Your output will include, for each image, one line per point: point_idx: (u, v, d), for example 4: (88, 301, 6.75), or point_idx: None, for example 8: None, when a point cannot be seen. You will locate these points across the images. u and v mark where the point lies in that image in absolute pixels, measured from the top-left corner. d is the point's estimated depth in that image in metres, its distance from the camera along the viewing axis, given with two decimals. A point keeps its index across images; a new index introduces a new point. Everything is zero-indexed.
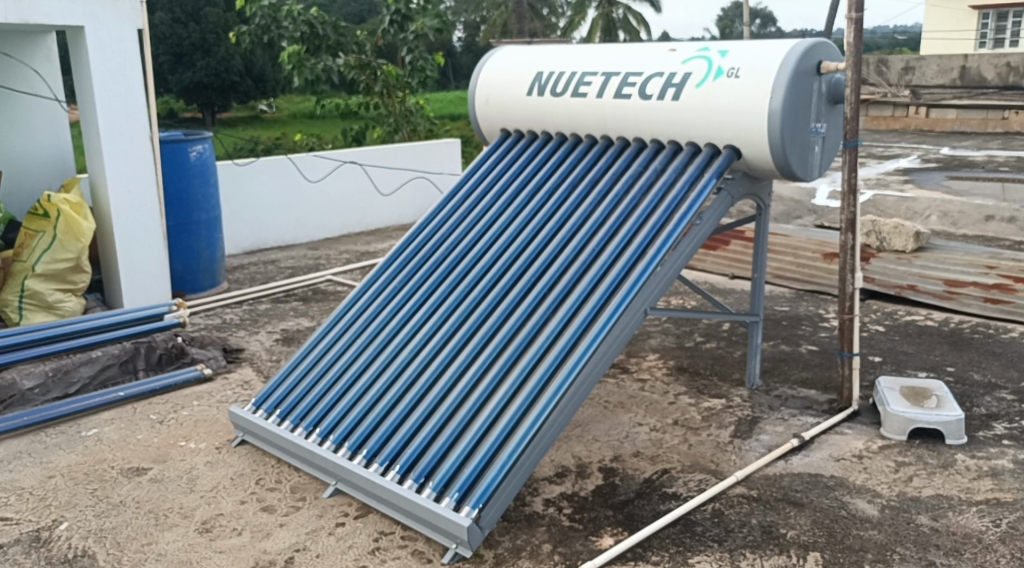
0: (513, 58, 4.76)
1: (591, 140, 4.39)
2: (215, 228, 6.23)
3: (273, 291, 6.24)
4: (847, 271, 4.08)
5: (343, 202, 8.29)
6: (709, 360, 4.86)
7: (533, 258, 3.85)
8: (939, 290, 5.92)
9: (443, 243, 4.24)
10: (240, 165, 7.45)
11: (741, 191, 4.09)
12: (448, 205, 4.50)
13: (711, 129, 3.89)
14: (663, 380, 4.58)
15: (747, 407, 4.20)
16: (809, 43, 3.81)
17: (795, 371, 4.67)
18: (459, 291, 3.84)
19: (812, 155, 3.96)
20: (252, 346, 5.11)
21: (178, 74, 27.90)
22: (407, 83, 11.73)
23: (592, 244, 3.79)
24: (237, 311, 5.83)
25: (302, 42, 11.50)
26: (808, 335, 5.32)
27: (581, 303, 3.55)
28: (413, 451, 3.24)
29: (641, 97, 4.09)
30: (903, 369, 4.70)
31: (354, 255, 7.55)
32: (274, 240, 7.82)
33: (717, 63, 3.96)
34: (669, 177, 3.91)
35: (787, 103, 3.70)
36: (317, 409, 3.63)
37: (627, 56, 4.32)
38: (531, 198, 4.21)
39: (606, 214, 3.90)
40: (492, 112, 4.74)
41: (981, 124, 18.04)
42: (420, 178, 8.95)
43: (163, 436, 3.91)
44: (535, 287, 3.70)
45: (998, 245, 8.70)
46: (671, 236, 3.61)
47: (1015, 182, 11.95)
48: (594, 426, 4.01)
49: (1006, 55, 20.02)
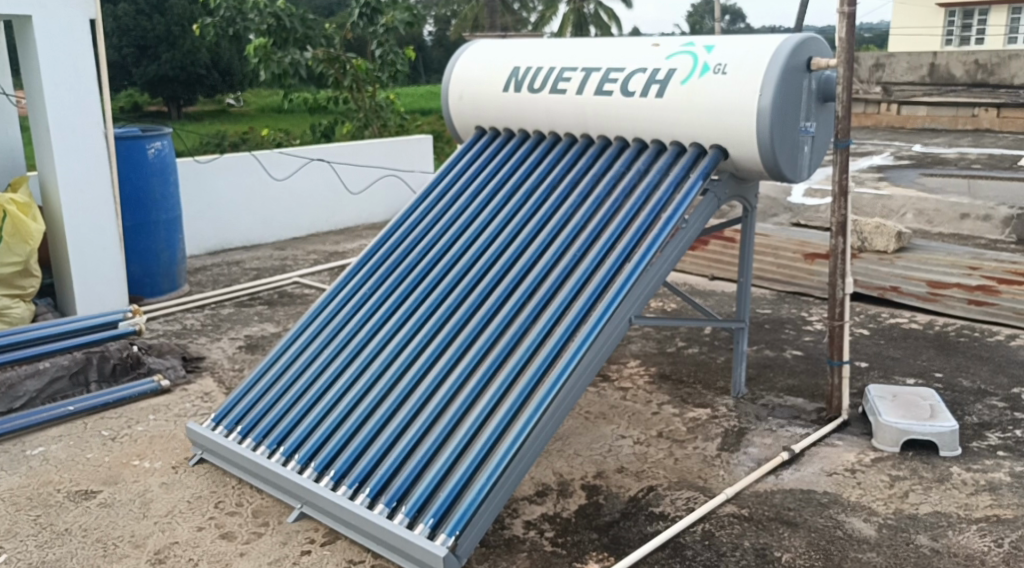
0: (488, 51, 4.55)
1: (570, 139, 4.20)
2: (175, 228, 5.94)
3: (237, 295, 5.98)
4: (837, 275, 3.92)
5: (311, 201, 8.02)
6: (692, 366, 4.69)
7: (511, 264, 3.65)
8: (922, 292, 5.75)
9: (415, 246, 4.02)
10: (201, 162, 7.16)
11: (728, 193, 3.92)
12: (421, 206, 4.28)
13: (697, 128, 3.71)
14: (646, 389, 4.40)
15: (733, 417, 4.03)
16: (799, 38, 3.64)
17: (781, 378, 4.52)
18: (432, 298, 3.63)
19: (801, 155, 3.79)
20: (213, 354, 4.85)
21: (142, 67, 27.42)
22: (377, 77, 11.51)
23: (573, 249, 3.59)
24: (197, 316, 5.57)
25: (269, 34, 11.09)
26: (792, 339, 5.17)
27: (562, 312, 3.35)
28: (384, 472, 3.03)
29: (623, 93, 3.90)
30: (892, 375, 4.56)
31: (322, 255, 7.30)
32: (238, 240, 7.54)
33: (702, 59, 3.77)
34: (652, 178, 3.73)
35: (777, 100, 3.53)
36: (281, 425, 3.40)
37: (608, 50, 4.13)
38: (508, 199, 4.00)
39: (587, 217, 3.72)
40: (467, 109, 4.53)
41: (951, 121, 18.14)
42: (392, 176, 8.69)
43: (115, 455, 3.65)
44: (514, 294, 3.49)
45: (975, 243, 8.65)
46: (656, 240, 3.43)
47: (987, 179, 11.96)
48: (576, 439, 3.82)
49: (974, 53, 20.14)
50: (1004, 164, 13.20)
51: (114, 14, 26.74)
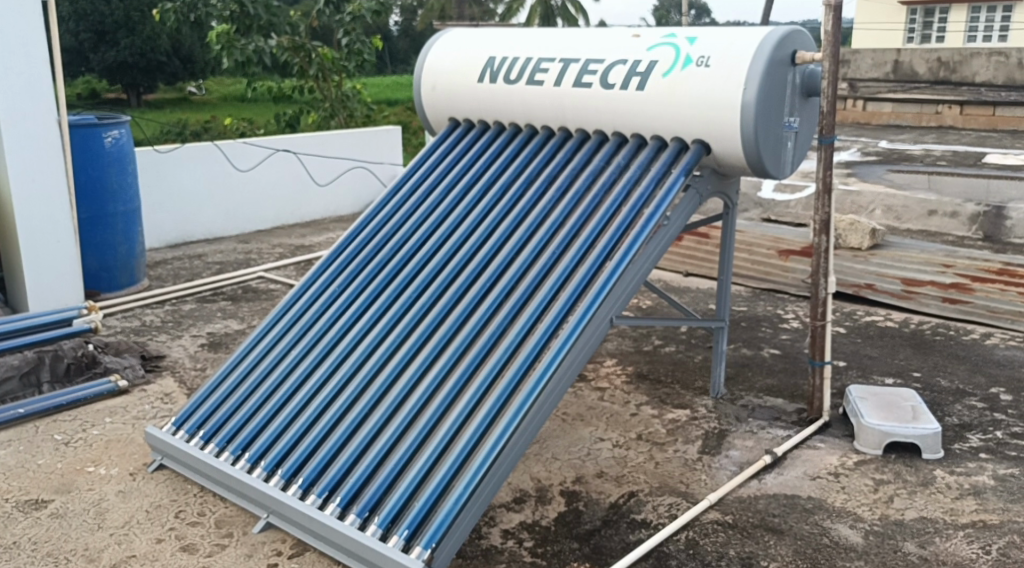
0: (462, 40, 4.40)
1: (547, 132, 4.07)
2: (133, 221, 5.72)
3: (199, 290, 5.78)
4: (820, 274, 3.83)
5: (276, 193, 7.81)
6: (670, 366, 4.60)
7: (487, 262, 3.52)
8: (897, 289, 5.75)
9: (387, 242, 3.87)
10: (161, 152, 6.92)
11: (710, 189, 3.83)
12: (393, 201, 4.13)
13: (679, 122, 3.60)
14: (624, 389, 4.30)
15: (713, 419, 3.94)
16: (784, 31, 3.54)
17: (760, 378, 4.44)
18: (405, 296, 3.48)
19: (784, 151, 3.70)
20: (174, 352, 4.66)
21: (101, 53, 26.92)
22: (343, 67, 11.21)
23: (552, 247, 3.47)
24: (157, 312, 5.36)
25: (232, 21, 10.86)
26: (769, 338, 5.10)
27: (541, 313, 3.22)
28: (356, 481, 2.89)
29: (602, 86, 3.78)
30: (870, 375, 4.50)
31: (288, 248, 7.10)
32: (200, 232, 7.30)
33: (685, 51, 3.67)
34: (633, 174, 3.61)
35: (762, 94, 3.43)
36: (246, 430, 3.24)
37: (587, 41, 4.00)
38: (484, 194, 3.88)
39: (566, 213, 3.60)
40: (440, 99, 4.39)
41: (915, 117, 18.31)
42: (361, 168, 8.49)
43: (69, 461, 3.46)
44: (490, 294, 3.36)
45: (943, 240, 8.68)
46: (638, 238, 3.32)
47: (951, 176, 12.06)
48: (553, 443, 3.71)
49: (937, 50, 20.34)
50: (968, 161, 13.32)
51: None
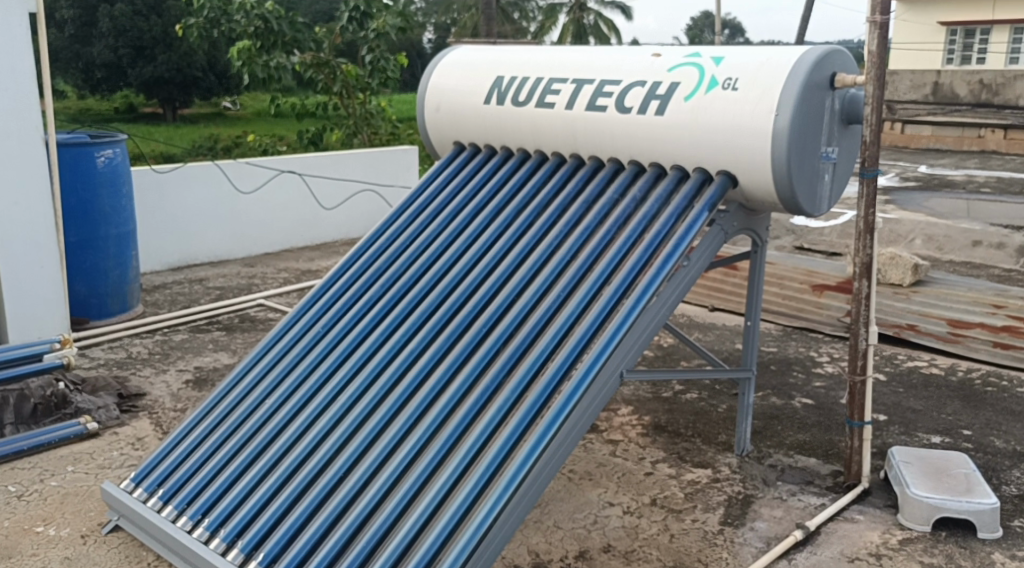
0: (470, 59, 4.06)
1: (558, 159, 3.71)
2: (127, 243, 5.44)
3: (193, 319, 5.48)
4: (860, 323, 3.39)
5: (282, 214, 7.53)
6: (691, 416, 4.20)
7: (484, 305, 3.14)
8: (942, 332, 5.26)
9: (378, 278, 3.52)
10: (162, 172, 6.65)
11: (736, 226, 3.43)
12: (386, 234, 3.78)
13: (702, 150, 3.22)
14: (638, 443, 3.91)
15: (737, 482, 3.53)
16: (822, 51, 3.15)
17: (790, 433, 4.02)
18: (392, 343, 3.11)
19: (821, 185, 3.30)
20: (155, 389, 4.34)
21: (138, 68, 27.41)
22: (367, 84, 10.99)
23: (557, 288, 3.09)
24: (146, 342, 5.05)
25: (256, 37, 10.61)
26: (800, 385, 4.66)
27: (541, 365, 2.83)
28: (323, 559, 2.48)
29: (618, 109, 3.41)
30: (914, 432, 4.06)
31: (293, 274, 6.81)
32: (203, 254, 7.03)
33: (710, 72, 3.29)
34: (650, 208, 3.23)
35: (796, 121, 3.04)
36: (208, 492, 2.87)
37: (602, 60, 3.63)
38: (485, 228, 3.52)
39: (574, 252, 3.23)
40: (444, 121, 4.05)
41: (956, 141, 17.70)
42: (369, 192, 8.18)
43: (17, 519, 3.14)
44: (486, 341, 2.98)
45: (989, 274, 8.18)
46: (653, 281, 2.95)
47: (995, 204, 11.52)
48: (556, 507, 3.32)
49: (979, 72, 19.73)
50: (1014, 189, 12.72)
51: (110, 14, 26.56)
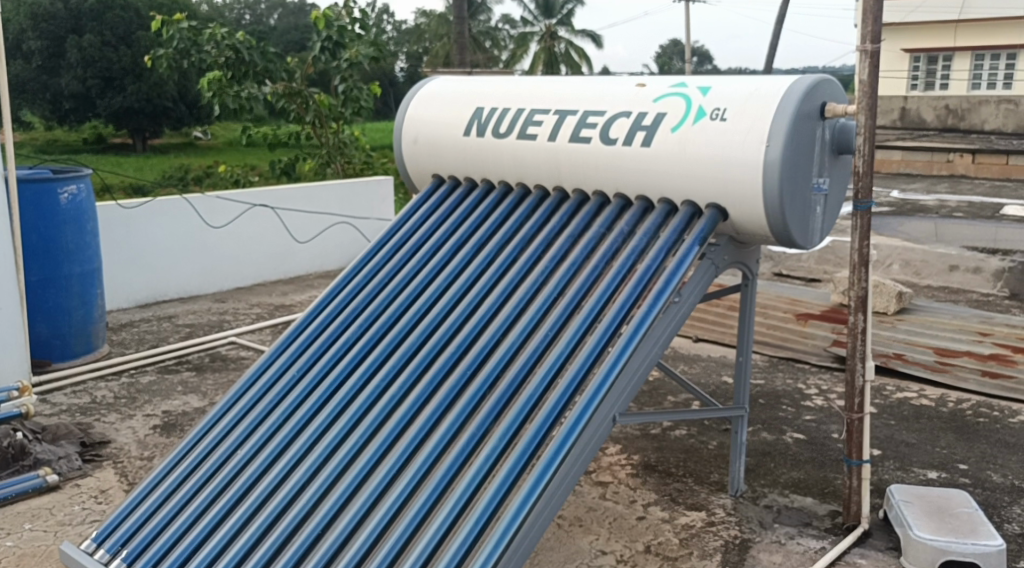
0: (448, 90, 3.95)
1: (541, 192, 3.59)
2: (92, 282, 5.23)
3: (161, 359, 5.28)
4: (857, 359, 3.29)
5: (255, 248, 7.36)
6: (681, 454, 4.07)
7: (468, 346, 3.00)
8: (930, 361, 5.18)
9: (356, 318, 3.36)
10: (128, 207, 6.46)
11: (727, 260, 3.33)
12: (363, 272, 3.63)
13: (691, 184, 3.12)
14: (628, 484, 3.77)
15: (733, 525, 3.40)
16: (813, 80, 3.07)
17: (784, 471, 3.90)
18: (373, 387, 2.95)
19: (814, 217, 3.20)
20: (121, 436, 4.15)
21: (107, 98, 27.19)
22: (341, 113, 10.87)
23: (544, 328, 2.95)
24: (112, 385, 4.85)
25: (227, 68, 10.46)
26: (790, 419, 4.55)
27: (530, 411, 2.69)
28: None
29: (603, 141, 3.31)
30: (910, 468, 3.95)
31: (266, 309, 6.62)
32: (173, 291, 6.83)
33: (697, 102, 3.20)
34: (639, 242, 3.10)
35: (788, 152, 2.94)
36: (174, 553, 2.66)
37: (586, 90, 3.53)
38: (467, 264, 3.38)
39: (560, 288, 3.09)
40: (423, 153, 3.92)
41: (926, 166, 17.85)
42: (344, 224, 8.02)
43: None
44: (471, 384, 2.83)
45: (968, 299, 8.15)
46: (644, 321, 2.82)
47: (969, 228, 11.56)
48: (545, 558, 3.17)
49: (945, 98, 19.99)
50: (985, 213, 12.80)
51: (79, 44, 26.32)
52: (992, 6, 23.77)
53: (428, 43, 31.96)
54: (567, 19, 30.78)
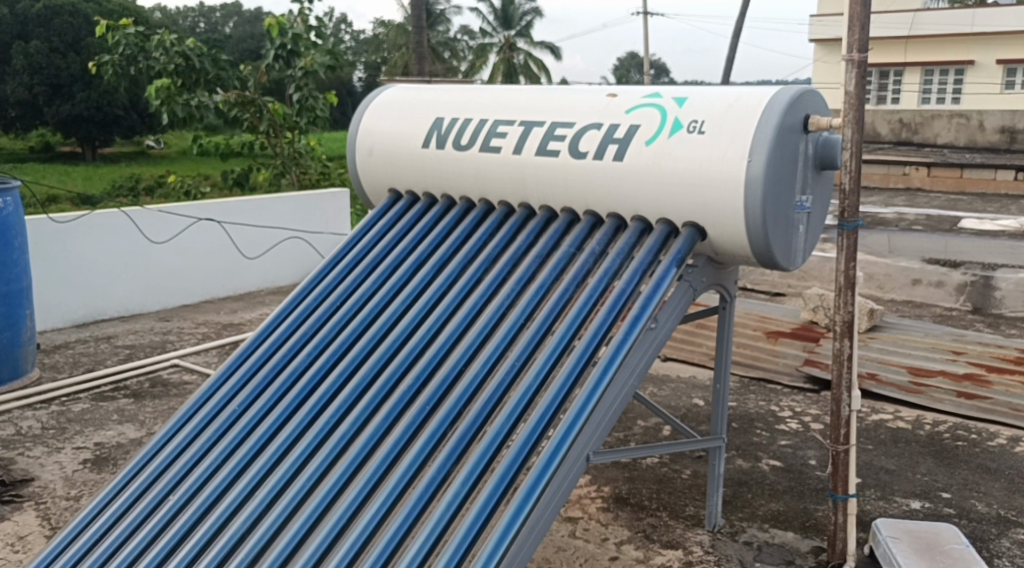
0: (407, 99, 3.68)
1: (506, 209, 3.35)
2: (18, 303, 4.92)
3: (96, 386, 4.94)
4: (841, 388, 3.10)
5: (201, 264, 7.02)
6: (653, 485, 3.85)
7: (427, 377, 2.71)
8: (904, 381, 5.05)
9: (303, 346, 3.05)
10: (58, 221, 6.09)
11: (704, 281, 3.11)
12: (310, 296, 3.33)
13: (665, 201, 2.90)
14: (597, 520, 3.55)
15: (711, 564, 3.19)
16: (796, 91, 2.86)
17: (762, 502, 3.69)
18: (322, 423, 2.63)
19: (796, 237, 2.99)
20: (46, 473, 3.84)
21: (55, 106, 26.39)
22: (295, 123, 10.54)
23: (510, 358, 2.69)
24: (40, 415, 4.52)
25: (176, 75, 10.07)
26: (766, 444, 4.35)
27: (496, 450, 2.43)
28: None
29: (572, 154, 3.07)
30: (892, 497, 3.77)
31: (213, 328, 6.28)
32: (114, 309, 6.48)
33: (672, 113, 2.98)
34: (612, 262, 2.86)
35: (771, 167, 2.73)
36: None
37: (553, 100, 3.30)
38: (424, 289, 3.12)
39: (527, 314, 2.84)
40: (378, 166, 3.65)
41: (882, 179, 17.96)
42: (297, 239, 7.71)
43: None
44: (432, 420, 2.53)
45: (933, 313, 8.07)
46: (619, 349, 2.59)
47: (928, 241, 11.55)
48: None
49: (898, 111, 20.19)
50: (943, 226, 12.82)
51: (26, 51, 25.59)
52: (941, 22, 24.14)
53: (385, 54, 31.68)
54: (525, 30, 30.68)
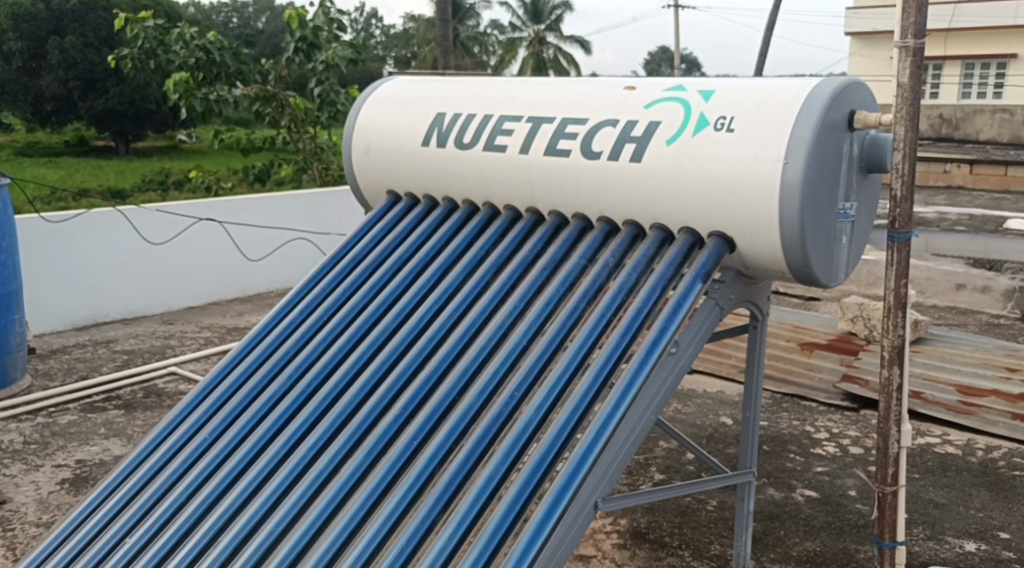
0: (408, 92, 3.35)
1: (512, 214, 3.01)
2: (9, 305, 4.71)
3: (87, 395, 4.70)
4: (890, 421, 2.73)
5: (205, 265, 6.83)
6: (676, 517, 3.51)
7: (417, 406, 2.34)
8: (952, 401, 4.62)
9: (281, 365, 2.69)
10: (53, 221, 5.96)
11: (734, 298, 2.75)
12: (294, 310, 2.98)
13: (690, 207, 2.54)
14: (611, 558, 3.21)
15: None
16: (839, 83, 2.49)
17: (797, 540, 3.34)
18: (297, 458, 2.26)
19: (839, 249, 2.62)
20: (19, 495, 3.58)
21: (89, 101, 26.52)
22: (316, 118, 10.24)
23: (512, 384, 2.32)
24: (25, 428, 4.28)
25: (196, 70, 9.77)
26: (801, 471, 3.97)
27: (493, 492, 2.06)
28: None
29: (583, 154, 2.73)
30: (942, 536, 3.39)
31: (218, 332, 6.02)
32: (116, 311, 6.35)
33: (697, 109, 2.61)
34: (628, 276, 2.49)
35: (811, 171, 2.36)
36: None
37: (566, 93, 2.95)
38: (418, 302, 2.76)
39: (532, 334, 2.46)
40: (376, 166, 3.33)
41: (921, 177, 17.34)
42: (304, 239, 7.49)
43: None
44: (420, 457, 2.16)
45: (980, 320, 7.60)
46: (637, 374, 2.23)
47: (972, 242, 11.01)
48: None
49: (939, 106, 19.48)
50: (987, 226, 12.25)
51: (60, 47, 25.67)
52: (984, 14, 23.31)
53: (413, 48, 31.44)
54: (555, 24, 30.23)
